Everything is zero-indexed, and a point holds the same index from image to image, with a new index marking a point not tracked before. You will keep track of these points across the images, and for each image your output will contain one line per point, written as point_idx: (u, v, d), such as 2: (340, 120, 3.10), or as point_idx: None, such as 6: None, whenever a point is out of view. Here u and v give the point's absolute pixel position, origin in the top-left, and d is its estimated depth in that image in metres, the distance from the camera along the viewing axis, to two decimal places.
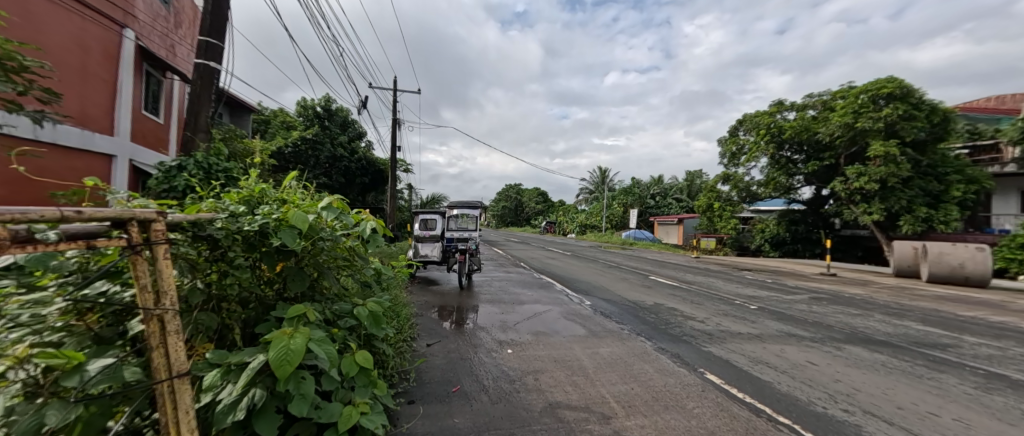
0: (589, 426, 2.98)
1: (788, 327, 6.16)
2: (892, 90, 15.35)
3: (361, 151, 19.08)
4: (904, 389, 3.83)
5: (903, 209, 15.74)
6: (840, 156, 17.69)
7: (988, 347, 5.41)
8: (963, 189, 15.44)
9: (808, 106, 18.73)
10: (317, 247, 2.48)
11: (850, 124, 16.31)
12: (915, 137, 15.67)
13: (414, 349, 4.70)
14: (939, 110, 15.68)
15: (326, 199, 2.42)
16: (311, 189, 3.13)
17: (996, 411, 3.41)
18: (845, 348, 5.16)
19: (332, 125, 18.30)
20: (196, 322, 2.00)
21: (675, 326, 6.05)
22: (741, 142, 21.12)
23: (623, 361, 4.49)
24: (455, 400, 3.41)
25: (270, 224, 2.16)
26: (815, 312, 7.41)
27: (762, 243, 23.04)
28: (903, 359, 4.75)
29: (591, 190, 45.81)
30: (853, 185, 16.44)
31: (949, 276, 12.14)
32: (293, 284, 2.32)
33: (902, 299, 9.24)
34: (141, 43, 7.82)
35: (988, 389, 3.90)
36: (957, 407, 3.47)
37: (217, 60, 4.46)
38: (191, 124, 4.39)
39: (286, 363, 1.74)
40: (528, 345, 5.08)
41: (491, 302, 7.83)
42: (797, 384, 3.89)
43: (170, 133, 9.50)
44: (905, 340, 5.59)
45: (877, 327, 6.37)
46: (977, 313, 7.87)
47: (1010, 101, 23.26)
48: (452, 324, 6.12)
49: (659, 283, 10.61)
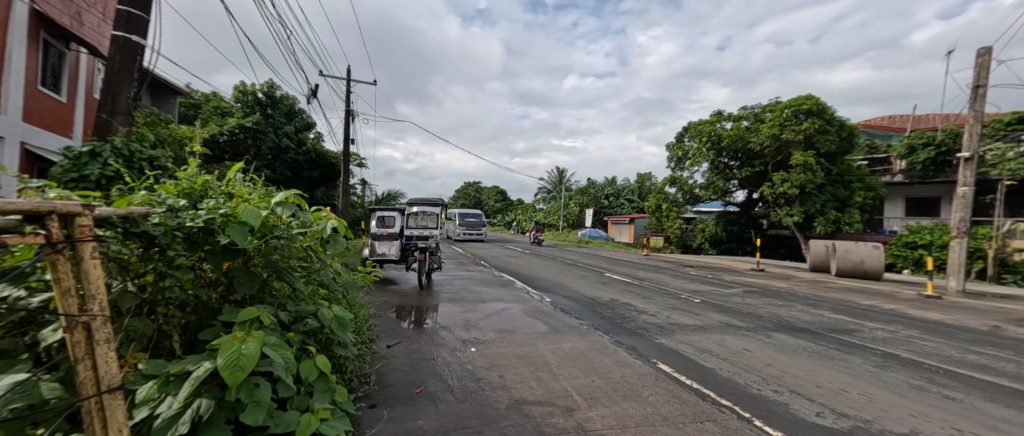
0: (554, 419, 3.05)
1: (727, 318, 6.73)
2: (811, 106, 17.43)
3: (309, 142, 17.82)
4: (821, 370, 4.36)
5: (818, 212, 17.90)
6: (768, 163, 19.48)
7: (885, 331, 6.31)
8: (864, 195, 17.86)
9: (743, 117, 20.38)
10: (270, 246, 2.31)
11: (777, 135, 18.11)
12: (828, 150, 17.88)
13: (374, 352, 4.52)
14: (847, 126, 17.98)
15: (281, 193, 2.22)
16: (261, 183, 2.88)
17: (891, 385, 3.99)
18: (774, 335, 5.75)
19: (277, 114, 16.92)
20: (128, 328, 1.80)
21: (630, 320, 6.37)
22: (686, 148, 22.34)
23: (584, 355, 4.64)
24: (419, 401, 3.31)
25: (216, 220, 1.96)
26: (749, 304, 8.18)
27: (703, 242, 24.99)
28: (821, 344, 5.40)
29: (548, 190, 46.54)
30: (777, 189, 18.31)
31: (852, 271, 13.91)
32: (241, 286, 2.11)
33: (817, 291, 10.51)
34: (36, 8, 6.69)
35: (884, 367, 4.55)
36: (861, 382, 4.03)
37: (141, 34, 3.89)
38: (108, 105, 3.82)
39: (237, 369, 1.58)
40: (491, 343, 5.06)
41: (452, 301, 7.70)
42: (737, 370, 4.26)
43: (74, 115, 8.25)
44: (821, 327, 6.36)
45: (799, 316, 7.17)
46: (876, 303, 9.12)
47: (897, 121, 27.34)
48: (412, 324, 5.93)
49: (614, 279, 11.09)
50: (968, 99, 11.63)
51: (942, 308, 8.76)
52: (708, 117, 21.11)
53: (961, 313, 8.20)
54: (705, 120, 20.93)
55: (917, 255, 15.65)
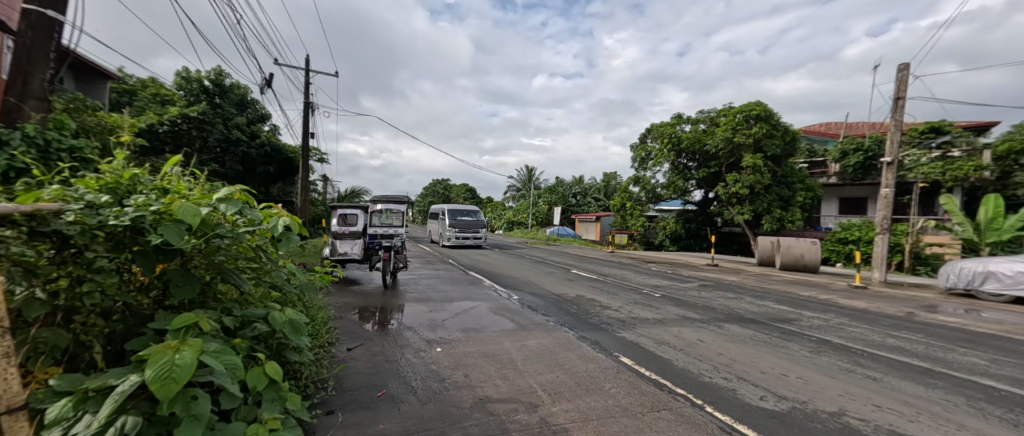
0: (518, 416, 3.07)
1: (684, 311, 7.08)
2: (760, 112, 18.81)
3: (264, 135, 16.81)
4: (765, 357, 4.70)
5: (765, 210, 19.30)
6: (722, 165, 20.60)
7: (821, 319, 6.91)
8: (804, 196, 19.55)
9: (700, 120, 21.46)
10: (212, 246, 2.13)
11: (729, 139, 19.29)
12: (774, 154, 19.30)
13: (333, 355, 4.32)
14: (790, 132, 19.46)
15: (225, 189, 2.05)
16: (204, 178, 2.66)
17: (824, 368, 4.38)
18: (725, 326, 6.13)
19: (227, 104, 15.80)
20: (36, 340, 1.62)
21: (594, 316, 6.53)
22: (649, 149, 23.19)
23: (549, 351, 4.70)
24: (380, 404, 3.22)
25: (146, 218, 1.79)
26: (704, 297, 8.65)
27: (663, 239, 26.14)
28: (765, 333, 5.82)
29: (517, 188, 46.63)
30: (730, 189, 19.55)
31: (794, 264, 15.13)
32: (178, 290, 1.94)
33: (765, 284, 11.31)
34: None
35: (818, 352, 4.98)
36: (799, 367, 4.39)
37: (58, 8, 3.47)
38: (17, 88, 3.37)
39: (170, 382, 1.45)
40: (457, 343, 5.00)
41: (418, 301, 7.52)
42: (691, 360, 4.50)
43: None
44: (766, 317, 6.85)
45: (748, 307, 7.68)
46: (816, 294, 9.96)
47: (832, 127, 30.08)
48: (375, 325, 5.73)
49: (580, 276, 11.34)
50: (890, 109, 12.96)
51: (870, 297, 9.72)
52: (669, 119, 22.05)
53: (883, 301, 9.15)
54: (666, 122, 21.88)
55: (847, 250, 17.33)
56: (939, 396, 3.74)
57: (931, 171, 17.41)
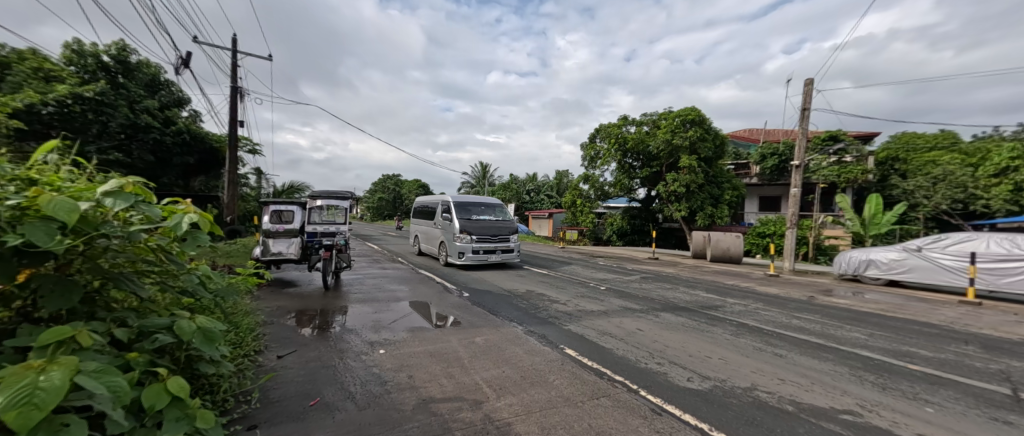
0: (462, 414, 3.06)
1: (626, 303, 7.44)
2: (695, 117, 20.39)
3: (180, 122, 15.23)
4: (694, 342, 5.06)
5: (700, 208, 20.78)
6: (663, 165, 21.74)
7: (743, 305, 7.58)
8: (731, 195, 21.19)
9: (644, 122, 22.55)
10: (99, 247, 1.90)
11: (669, 141, 20.49)
12: (706, 156, 20.87)
13: (260, 364, 4.03)
14: (720, 136, 21.16)
15: (113, 182, 1.86)
16: (92, 169, 2.37)
17: (743, 349, 4.82)
18: (661, 315, 6.52)
19: (132, 84, 14.04)
20: None
21: (543, 310, 6.67)
22: (597, 148, 23.91)
23: (496, 347, 4.73)
24: (313, 414, 3.06)
25: (5, 216, 1.57)
26: (644, 288, 9.15)
27: (611, 235, 27.29)
28: (694, 319, 6.29)
29: (471, 184, 46.28)
30: (669, 188, 20.70)
31: (723, 257, 16.39)
32: (52, 301, 1.73)
33: (698, 275, 12.18)
34: None
35: (738, 334, 5.47)
36: (721, 348, 4.80)
37: None
38: None
39: (31, 408, 1.29)
40: (402, 343, 4.87)
41: (363, 301, 7.21)
42: (629, 347, 4.75)
43: None
44: (696, 305, 7.39)
45: (682, 297, 8.24)
46: (741, 283, 10.91)
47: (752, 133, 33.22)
48: (315, 329, 5.43)
49: (530, 271, 11.51)
50: (799, 119, 14.43)
51: (784, 284, 10.84)
52: (616, 120, 22.94)
53: (794, 288, 10.24)
54: (614, 123, 22.74)
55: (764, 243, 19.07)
56: (830, 367, 4.28)
57: (829, 174, 19.76)
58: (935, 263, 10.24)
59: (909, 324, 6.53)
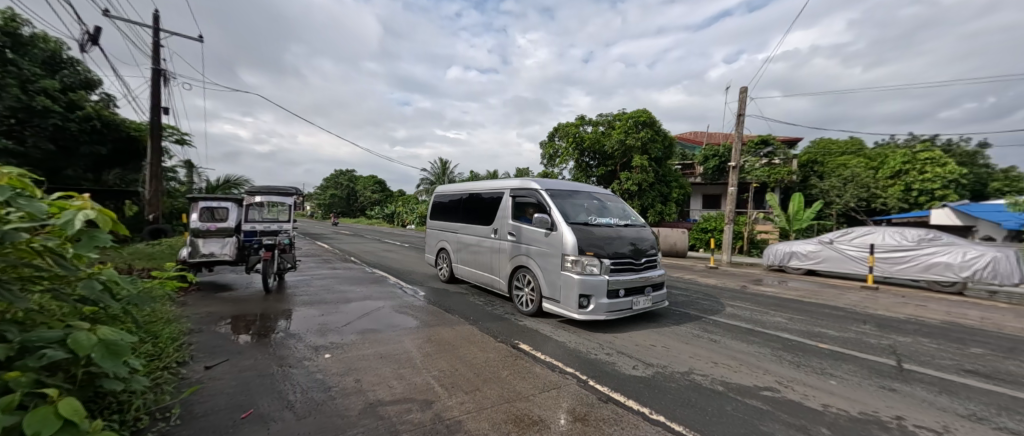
0: (411, 415, 3.05)
1: None
2: (647, 118, 20.79)
3: (88, 106, 14.43)
4: (642, 332, 5.21)
5: (652, 205, 21.13)
6: (618, 164, 21.88)
7: (683, 295, 7.94)
8: (680, 193, 21.79)
9: (599, 122, 22.66)
10: None
11: (624, 141, 20.77)
12: (656, 156, 21.30)
13: (183, 378, 3.77)
14: (668, 137, 21.76)
15: None
16: None
17: (688, 337, 5.02)
18: None
19: (22, 59, 12.83)
20: None
21: (499, 306, 6.72)
22: (556, 146, 23.94)
23: (452, 346, 4.73)
24: (245, 427, 2.90)
25: None
26: None
27: None
28: None
29: (429, 181, 45.63)
30: (623, 186, 20.87)
31: (671, 252, 16.76)
32: None
33: None
34: None
35: (681, 323, 5.72)
36: (665, 337, 5.01)
37: None
38: None
39: None
40: (351, 346, 4.81)
41: (309, 304, 7.05)
42: (580, 339, 4.89)
43: None
44: None
45: None
46: (683, 275, 11.30)
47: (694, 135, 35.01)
48: (252, 336, 5.18)
49: None
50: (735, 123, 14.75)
51: (719, 275, 11.34)
52: (574, 119, 23.07)
53: (726, 278, 10.68)
54: (571, 122, 22.87)
55: None
56: (755, 349, 4.66)
57: (761, 174, 21.21)
58: (842, 254, 11.06)
59: (817, 307, 7.07)
